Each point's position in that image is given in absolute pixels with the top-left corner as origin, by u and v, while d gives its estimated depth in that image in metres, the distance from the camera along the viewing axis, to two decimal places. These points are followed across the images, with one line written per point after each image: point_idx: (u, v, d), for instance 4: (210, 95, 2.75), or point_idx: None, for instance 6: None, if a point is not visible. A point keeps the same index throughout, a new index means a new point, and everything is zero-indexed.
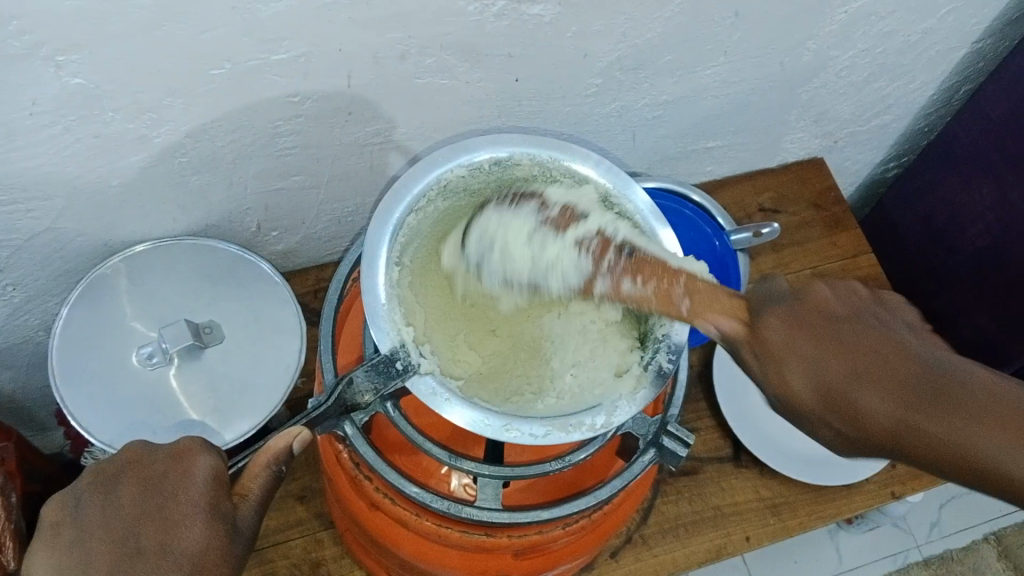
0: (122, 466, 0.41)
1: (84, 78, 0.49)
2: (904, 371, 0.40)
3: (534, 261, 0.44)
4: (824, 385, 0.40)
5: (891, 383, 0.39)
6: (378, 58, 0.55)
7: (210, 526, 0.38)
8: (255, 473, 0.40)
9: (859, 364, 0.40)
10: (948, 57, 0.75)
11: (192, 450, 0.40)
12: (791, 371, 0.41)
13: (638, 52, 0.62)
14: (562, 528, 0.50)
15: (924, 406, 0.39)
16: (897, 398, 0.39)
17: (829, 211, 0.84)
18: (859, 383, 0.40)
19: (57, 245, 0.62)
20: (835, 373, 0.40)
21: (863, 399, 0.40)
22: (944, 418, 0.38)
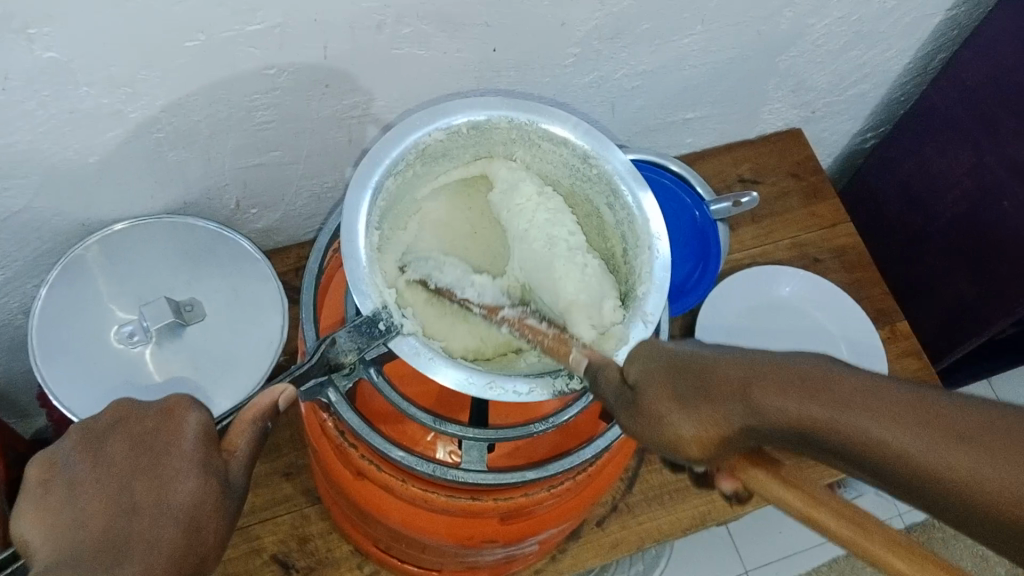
0: (112, 426, 0.40)
1: (56, 52, 0.48)
2: (737, 363, 0.35)
3: (461, 280, 0.48)
4: (671, 399, 0.36)
5: (718, 378, 0.35)
6: (354, 28, 0.55)
7: (204, 479, 0.38)
8: (242, 428, 0.39)
9: (700, 371, 0.36)
10: (923, 25, 0.76)
11: (180, 408, 0.40)
12: (647, 394, 0.36)
13: (615, 21, 0.63)
14: (547, 490, 0.50)
15: (790, 385, 0.33)
16: (727, 390, 0.34)
17: (808, 181, 0.85)
18: (704, 387, 0.35)
19: (34, 224, 0.62)
20: (678, 385, 0.36)
21: (702, 404, 0.35)
22: (796, 392, 0.33)
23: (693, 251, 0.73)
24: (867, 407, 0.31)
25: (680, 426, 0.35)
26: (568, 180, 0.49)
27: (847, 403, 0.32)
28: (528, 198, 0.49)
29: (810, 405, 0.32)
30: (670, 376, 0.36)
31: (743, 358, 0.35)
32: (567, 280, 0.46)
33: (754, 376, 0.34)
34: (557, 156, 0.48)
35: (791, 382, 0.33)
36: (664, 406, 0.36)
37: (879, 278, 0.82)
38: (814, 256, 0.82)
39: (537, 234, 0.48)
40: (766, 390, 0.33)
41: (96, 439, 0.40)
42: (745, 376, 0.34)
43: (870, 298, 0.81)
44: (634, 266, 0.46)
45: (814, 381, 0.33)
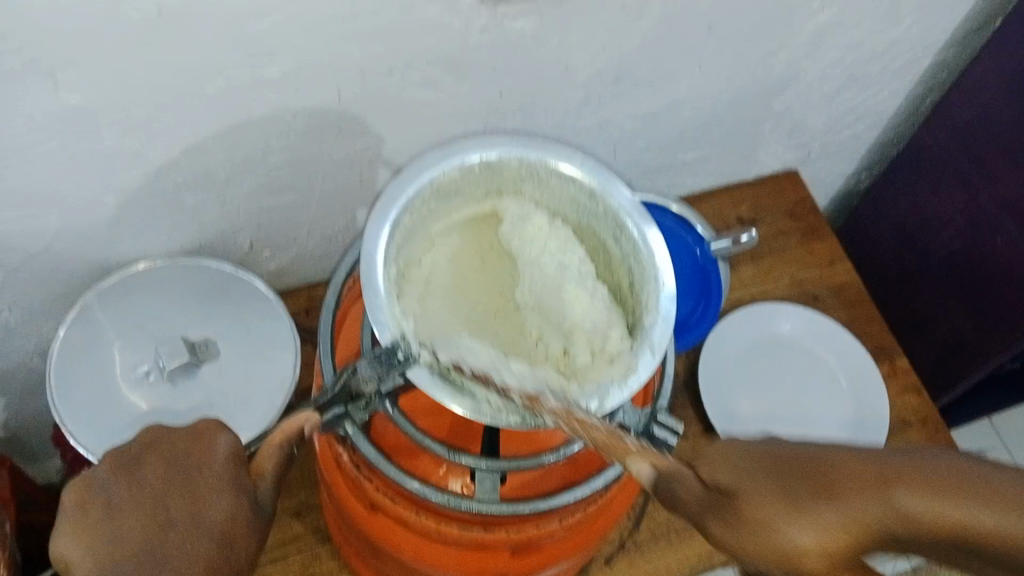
0: (143, 450, 0.41)
1: (81, 96, 0.50)
2: (842, 464, 0.34)
3: (494, 364, 0.43)
4: (780, 508, 0.33)
5: (827, 482, 0.33)
6: (367, 74, 0.57)
7: (236, 497, 0.39)
8: (271, 450, 0.41)
9: (798, 476, 0.34)
10: (912, 69, 0.78)
11: (211, 431, 0.42)
12: (748, 499, 0.34)
13: (616, 66, 0.65)
14: (559, 522, 0.51)
15: (903, 478, 0.32)
16: (843, 490, 0.33)
17: (806, 222, 0.87)
18: (817, 492, 0.33)
19: (52, 265, 0.63)
20: (779, 493, 0.34)
21: (820, 512, 0.33)
22: (926, 491, 0.32)
23: (694, 288, 0.76)
24: (992, 496, 0.31)
25: (797, 539, 0.33)
26: (576, 215, 0.51)
27: (973, 494, 0.31)
28: (534, 231, 0.50)
29: (941, 504, 0.31)
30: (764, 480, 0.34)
31: (839, 454, 0.34)
32: (576, 308, 0.49)
33: (870, 478, 0.33)
34: (566, 193, 0.49)
35: (905, 476, 0.32)
36: (772, 516, 0.33)
37: (877, 315, 0.83)
38: (814, 294, 0.84)
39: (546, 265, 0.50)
40: (887, 494, 0.32)
41: (127, 460, 0.41)
42: (850, 473, 0.33)
43: (870, 334, 0.82)
44: (642, 297, 0.47)
45: (936, 475, 0.32)
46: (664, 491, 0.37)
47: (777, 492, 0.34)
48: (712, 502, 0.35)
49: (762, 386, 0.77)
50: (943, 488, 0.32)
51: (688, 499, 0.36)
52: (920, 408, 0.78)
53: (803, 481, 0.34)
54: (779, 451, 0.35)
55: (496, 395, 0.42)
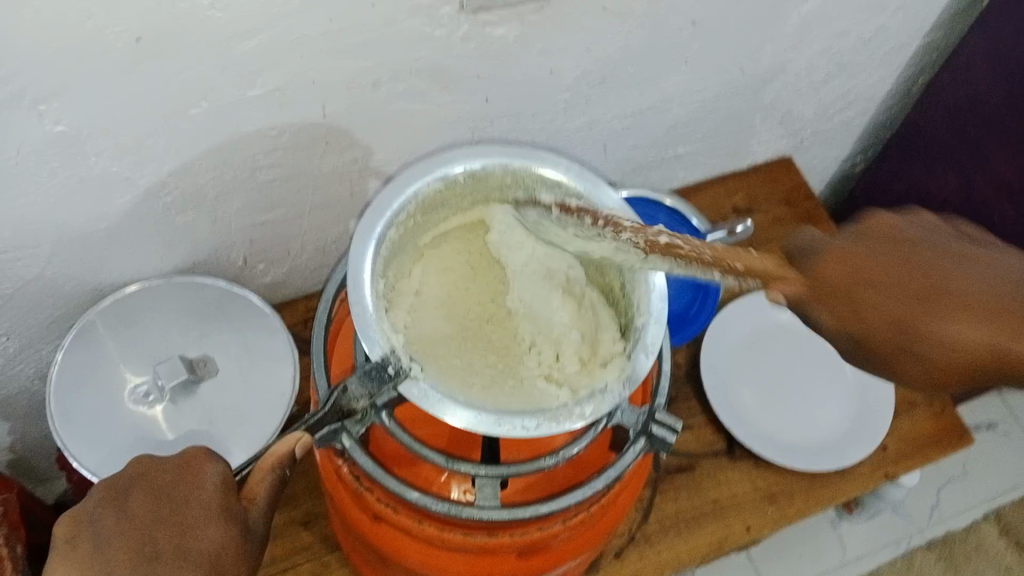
0: (131, 481, 0.41)
1: (66, 124, 0.50)
2: (971, 258, 0.50)
3: (534, 402, 0.44)
4: (936, 305, 0.48)
5: (979, 291, 0.48)
6: (351, 88, 0.57)
7: (226, 525, 0.40)
8: (263, 475, 0.42)
9: (928, 276, 0.49)
10: (901, 52, 0.78)
11: (199, 458, 0.42)
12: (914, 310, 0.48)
13: (602, 66, 0.65)
14: (562, 523, 0.51)
15: (936, 311, 0.48)
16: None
17: (801, 208, 0.87)
18: (983, 303, 0.48)
19: (49, 290, 0.63)
20: (939, 297, 0.49)
21: (1001, 323, 0.47)
22: (928, 316, 0.48)
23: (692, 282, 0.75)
24: (919, 295, 0.48)
25: (966, 331, 0.48)
26: None
27: (924, 299, 0.48)
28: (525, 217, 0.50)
29: (930, 306, 0.48)
30: (923, 288, 0.49)
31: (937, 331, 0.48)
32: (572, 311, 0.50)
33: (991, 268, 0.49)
34: None
35: (917, 322, 0.49)
36: (964, 314, 0.48)
37: None
38: None
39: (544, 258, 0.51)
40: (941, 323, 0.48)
41: (113, 491, 0.41)
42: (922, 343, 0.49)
43: None
44: (633, 299, 0.47)
45: (907, 315, 0.49)
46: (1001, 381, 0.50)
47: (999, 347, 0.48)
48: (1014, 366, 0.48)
49: (765, 375, 0.77)
50: (922, 308, 0.49)
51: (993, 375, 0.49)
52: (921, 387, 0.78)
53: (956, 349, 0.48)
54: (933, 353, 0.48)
55: (548, 420, 0.42)
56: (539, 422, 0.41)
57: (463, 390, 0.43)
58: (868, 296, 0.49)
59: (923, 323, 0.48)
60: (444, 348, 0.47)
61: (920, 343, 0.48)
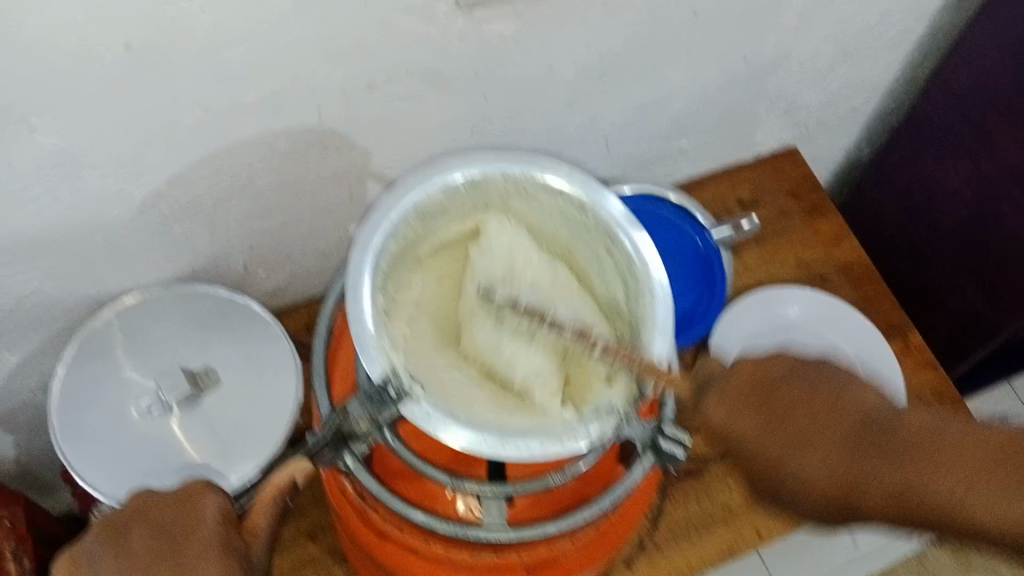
0: (130, 518, 0.42)
1: (58, 138, 0.49)
2: (855, 397, 0.48)
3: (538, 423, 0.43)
4: (806, 442, 0.47)
5: (849, 427, 0.47)
6: (347, 91, 0.56)
7: (227, 559, 0.40)
8: (260, 512, 0.43)
9: (810, 416, 0.47)
10: (907, 38, 0.76)
11: (199, 492, 0.43)
12: (798, 445, 0.47)
13: (602, 61, 0.63)
14: (569, 540, 0.51)
15: (855, 451, 0.47)
16: (949, 456, 0.46)
17: (809, 200, 0.85)
18: (801, 438, 0.47)
19: (47, 304, 0.62)
20: (812, 434, 0.47)
21: (896, 462, 0.46)
22: (842, 470, 0.47)
23: (698, 280, 0.75)
24: (822, 449, 0.47)
25: (839, 469, 0.47)
26: (566, 227, 0.50)
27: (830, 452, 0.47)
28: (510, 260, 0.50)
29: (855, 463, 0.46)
30: (819, 426, 0.47)
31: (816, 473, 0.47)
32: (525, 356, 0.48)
33: (828, 407, 0.48)
34: (554, 206, 0.48)
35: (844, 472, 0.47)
36: (803, 451, 0.47)
37: (887, 291, 0.82)
38: (821, 274, 0.82)
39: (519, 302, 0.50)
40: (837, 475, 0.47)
41: (114, 529, 0.41)
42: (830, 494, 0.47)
43: (881, 312, 0.81)
44: (639, 311, 0.47)
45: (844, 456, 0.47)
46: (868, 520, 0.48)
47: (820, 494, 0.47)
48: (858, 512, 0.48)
49: None
50: (839, 464, 0.47)
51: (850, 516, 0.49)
52: (935, 381, 0.77)
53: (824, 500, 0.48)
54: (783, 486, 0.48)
55: (550, 439, 0.41)
56: (541, 442, 0.41)
57: (458, 408, 0.43)
58: (768, 432, 0.47)
59: (802, 459, 0.47)
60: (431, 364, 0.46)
61: (787, 474, 0.47)
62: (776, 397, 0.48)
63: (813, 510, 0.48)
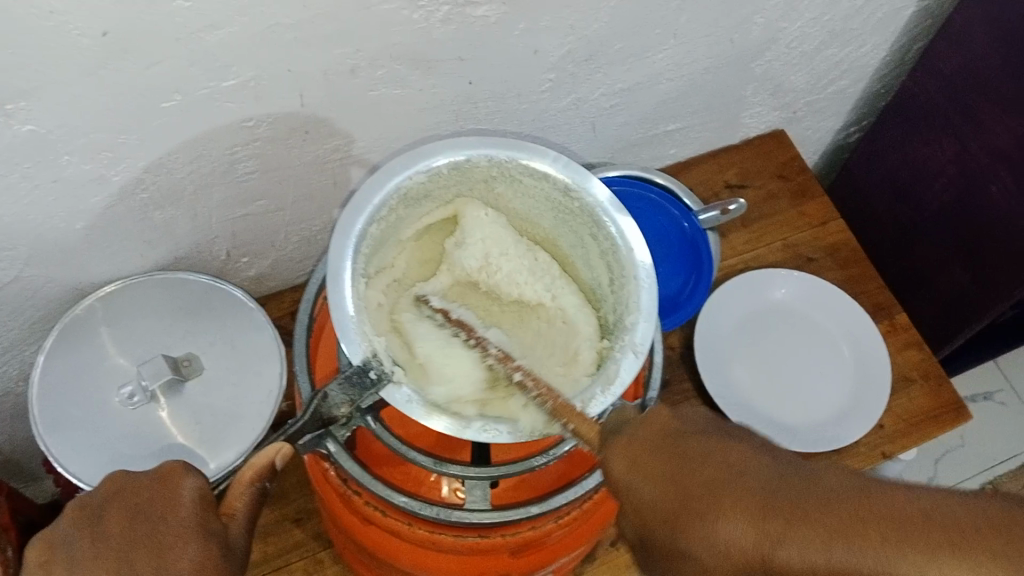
0: (108, 500, 0.42)
1: (34, 124, 0.49)
2: (748, 453, 0.40)
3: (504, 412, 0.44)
4: (713, 502, 0.38)
5: (754, 494, 0.38)
6: (329, 76, 0.55)
7: (202, 544, 0.40)
8: (239, 492, 0.41)
9: (703, 472, 0.40)
10: (895, 19, 0.76)
11: (175, 474, 0.42)
12: (698, 514, 0.38)
13: (588, 44, 0.63)
14: (554, 522, 0.50)
15: (780, 517, 0.37)
16: (877, 521, 0.36)
17: (794, 182, 0.85)
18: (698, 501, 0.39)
19: (27, 292, 0.62)
20: (719, 496, 0.38)
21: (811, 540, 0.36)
22: (758, 527, 0.37)
23: (685, 263, 0.74)
24: (727, 507, 0.38)
25: (750, 539, 0.37)
26: (552, 211, 0.49)
27: (733, 512, 0.38)
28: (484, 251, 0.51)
29: (764, 527, 0.37)
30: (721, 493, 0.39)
31: (725, 533, 0.38)
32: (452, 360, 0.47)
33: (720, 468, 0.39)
34: (539, 191, 0.48)
35: (763, 525, 0.37)
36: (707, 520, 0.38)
37: (874, 273, 0.82)
38: (807, 256, 0.82)
39: (496, 289, 0.52)
40: (751, 537, 0.37)
41: (93, 512, 0.42)
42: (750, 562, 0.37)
43: (867, 294, 0.81)
44: (623, 295, 0.46)
45: (767, 510, 0.38)
46: None
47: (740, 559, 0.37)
48: None
49: (762, 354, 0.76)
50: (751, 521, 0.37)
51: None
52: (922, 362, 0.77)
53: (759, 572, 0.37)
54: (700, 554, 0.38)
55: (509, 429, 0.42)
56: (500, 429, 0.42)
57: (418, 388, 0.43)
58: (669, 498, 0.39)
59: (700, 527, 0.38)
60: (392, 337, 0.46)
61: (684, 538, 0.39)
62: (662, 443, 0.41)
63: None
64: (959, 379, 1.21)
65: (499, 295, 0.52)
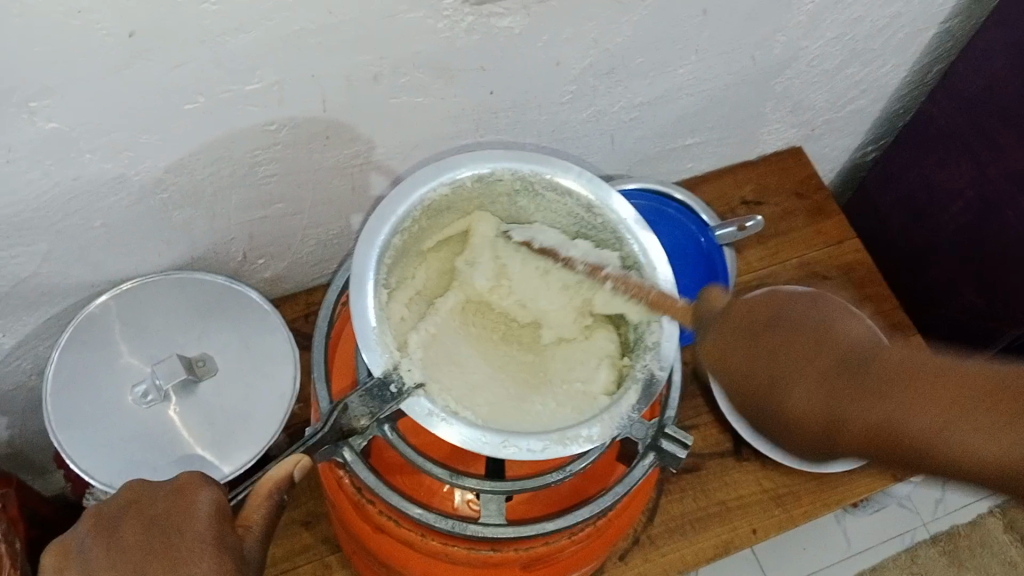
0: (123, 511, 0.42)
1: (58, 122, 0.49)
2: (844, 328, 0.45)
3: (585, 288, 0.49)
4: (798, 372, 0.44)
5: (860, 358, 0.43)
6: (353, 82, 0.55)
7: (217, 556, 0.39)
8: (257, 504, 0.42)
9: (793, 343, 0.44)
10: (916, 40, 0.76)
11: (192, 486, 0.42)
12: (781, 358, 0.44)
13: (611, 57, 0.63)
14: (568, 537, 0.50)
15: (850, 387, 0.42)
16: (1009, 398, 0.38)
17: (812, 200, 0.85)
18: (820, 365, 0.43)
19: (44, 288, 0.62)
20: (801, 354, 0.44)
21: (984, 404, 0.38)
22: (836, 386, 0.43)
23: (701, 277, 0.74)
24: (792, 347, 0.44)
25: (822, 403, 0.43)
26: (574, 227, 0.50)
27: (798, 353, 0.44)
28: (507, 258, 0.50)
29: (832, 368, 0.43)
30: (791, 334, 0.44)
31: (795, 391, 0.44)
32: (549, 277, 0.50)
33: (823, 333, 0.44)
34: (562, 206, 0.48)
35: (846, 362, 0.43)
36: (874, 394, 0.41)
37: (889, 294, 0.81)
38: (823, 274, 0.82)
39: (506, 312, 0.51)
40: (812, 394, 0.43)
41: (108, 522, 0.42)
42: (824, 394, 0.43)
43: (882, 314, 0.81)
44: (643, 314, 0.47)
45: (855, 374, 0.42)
46: (823, 446, 0.44)
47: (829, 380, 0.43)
48: (876, 446, 0.41)
49: None
50: (828, 370, 0.43)
51: (827, 444, 0.43)
52: None
53: (858, 427, 0.41)
54: (766, 367, 0.44)
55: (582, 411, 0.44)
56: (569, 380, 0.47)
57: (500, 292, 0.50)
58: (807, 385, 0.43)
59: (781, 389, 0.44)
60: (415, 344, 0.44)
61: (759, 400, 0.45)
62: (793, 336, 0.44)
63: (799, 439, 0.45)
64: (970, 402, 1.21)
65: (509, 320, 0.51)
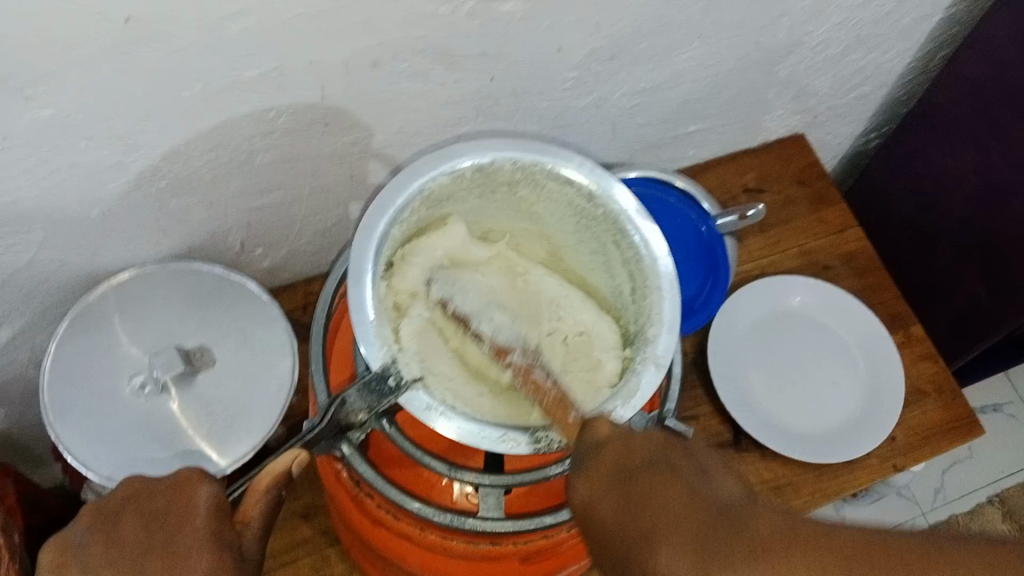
0: (122, 509, 0.42)
1: (53, 109, 0.48)
2: (715, 487, 0.37)
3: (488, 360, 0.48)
4: (663, 524, 0.35)
5: (728, 518, 0.34)
6: (352, 67, 0.54)
7: (216, 553, 0.39)
8: (256, 499, 0.41)
9: (662, 495, 0.36)
10: (922, 25, 0.75)
11: (191, 481, 0.41)
12: (646, 508, 0.35)
13: (613, 42, 0.62)
14: (569, 530, 0.50)
15: (722, 547, 0.33)
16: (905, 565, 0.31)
17: (814, 188, 0.84)
18: (687, 522, 0.34)
19: (41, 277, 0.61)
20: (669, 506, 0.35)
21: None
22: (705, 544, 0.33)
23: (701, 266, 0.73)
24: (658, 501, 0.36)
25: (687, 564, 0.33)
26: (575, 216, 0.49)
27: (665, 504, 0.35)
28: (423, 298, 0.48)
29: (705, 522, 0.34)
30: (656, 483, 0.36)
31: (660, 547, 0.34)
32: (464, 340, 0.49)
33: (696, 490, 0.36)
34: (564, 195, 0.48)
35: (715, 522, 0.34)
36: (749, 557, 0.32)
37: (891, 283, 0.81)
38: (824, 263, 0.81)
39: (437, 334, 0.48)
40: (680, 549, 0.33)
41: (108, 519, 0.41)
42: (691, 550, 0.33)
43: (883, 303, 0.80)
44: (645, 306, 0.46)
45: (726, 531, 0.34)
46: None
47: (699, 537, 0.34)
48: None
49: (777, 362, 0.75)
50: (702, 526, 0.34)
51: None
52: (939, 374, 0.77)
53: None
54: (633, 518, 0.35)
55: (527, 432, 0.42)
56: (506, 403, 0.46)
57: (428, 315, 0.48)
58: (660, 533, 0.34)
59: (647, 547, 0.34)
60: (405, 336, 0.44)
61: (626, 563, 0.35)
62: (668, 489, 0.36)
63: None
64: (970, 390, 1.21)
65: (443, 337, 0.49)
